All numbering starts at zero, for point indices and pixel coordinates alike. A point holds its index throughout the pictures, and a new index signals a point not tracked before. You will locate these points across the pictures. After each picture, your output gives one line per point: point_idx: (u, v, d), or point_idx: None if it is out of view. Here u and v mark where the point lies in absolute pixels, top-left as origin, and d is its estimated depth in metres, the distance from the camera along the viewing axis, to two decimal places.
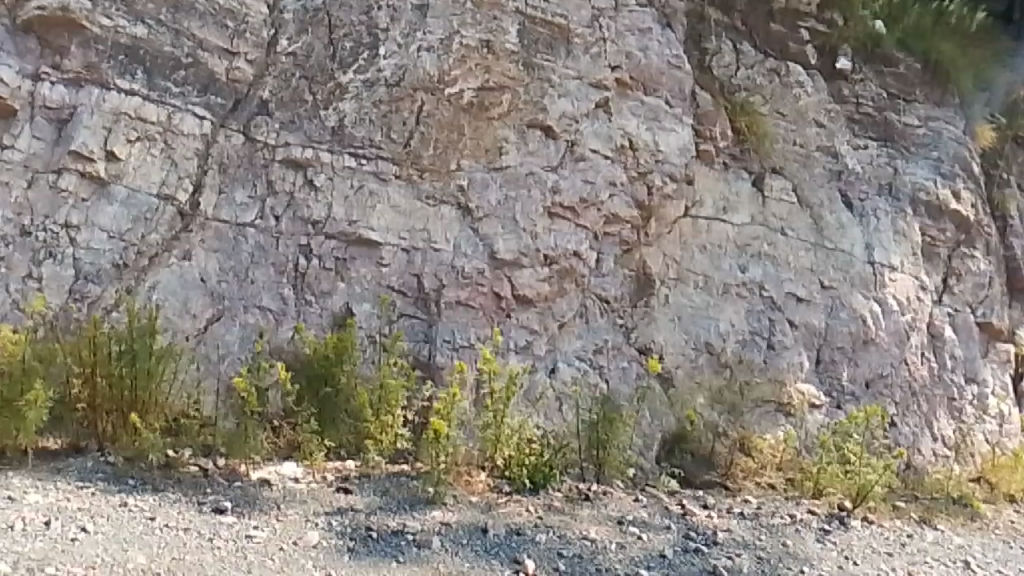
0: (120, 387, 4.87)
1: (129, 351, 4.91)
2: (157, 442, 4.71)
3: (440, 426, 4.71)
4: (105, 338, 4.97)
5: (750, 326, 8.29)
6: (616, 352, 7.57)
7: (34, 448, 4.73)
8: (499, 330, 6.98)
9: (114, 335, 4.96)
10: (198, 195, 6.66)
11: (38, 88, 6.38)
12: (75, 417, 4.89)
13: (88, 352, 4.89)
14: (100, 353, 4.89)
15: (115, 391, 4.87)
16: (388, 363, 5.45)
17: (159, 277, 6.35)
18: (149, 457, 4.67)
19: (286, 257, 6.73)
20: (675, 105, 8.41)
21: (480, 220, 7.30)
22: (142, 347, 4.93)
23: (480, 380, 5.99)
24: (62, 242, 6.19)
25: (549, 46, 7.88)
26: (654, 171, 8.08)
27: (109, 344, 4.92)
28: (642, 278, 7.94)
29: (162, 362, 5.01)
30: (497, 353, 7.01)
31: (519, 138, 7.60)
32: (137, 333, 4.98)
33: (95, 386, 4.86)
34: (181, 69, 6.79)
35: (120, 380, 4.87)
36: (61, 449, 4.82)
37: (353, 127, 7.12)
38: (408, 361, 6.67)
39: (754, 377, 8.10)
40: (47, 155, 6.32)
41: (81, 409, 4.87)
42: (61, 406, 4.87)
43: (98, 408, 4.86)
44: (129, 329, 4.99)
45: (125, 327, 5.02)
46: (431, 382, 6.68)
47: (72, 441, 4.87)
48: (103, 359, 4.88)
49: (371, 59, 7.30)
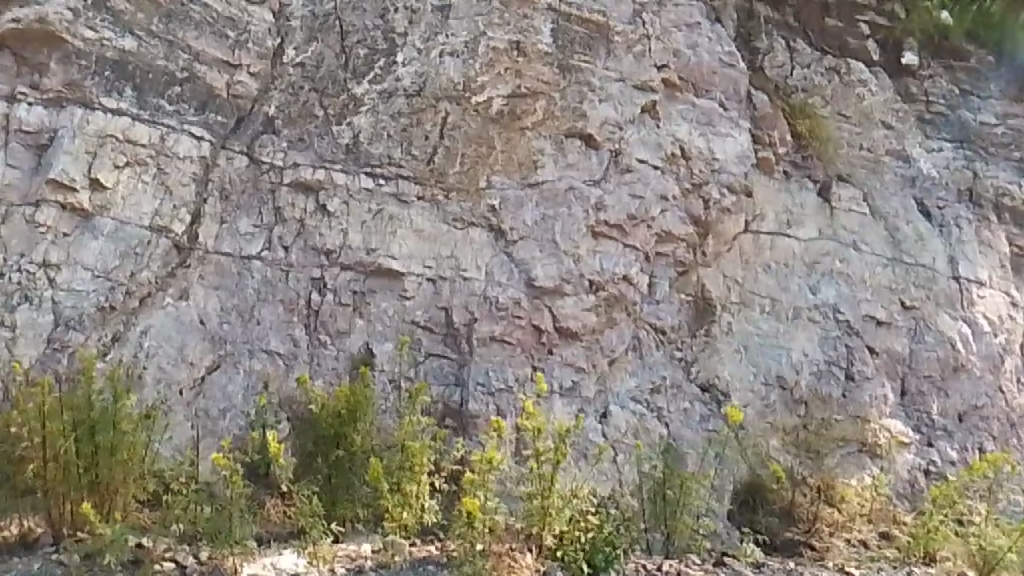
0: (77, 468, 4.05)
1: (86, 424, 4.06)
2: (117, 537, 3.84)
3: (473, 508, 3.94)
4: (56, 406, 4.12)
5: (825, 354, 7.29)
6: (675, 391, 6.60)
7: None
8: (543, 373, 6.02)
9: (67, 404, 4.12)
10: (197, 225, 5.88)
11: (13, 110, 5.64)
12: (29, 501, 4.13)
13: (34, 424, 4.06)
14: (50, 428, 4.06)
15: (71, 473, 4.05)
16: (409, 419, 4.60)
17: (151, 321, 5.54)
18: (106, 558, 3.81)
19: (296, 293, 5.91)
20: (730, 108, 7.49)
21: (515, 243, 6.42)
22: (102, 419, 4.09)
23: (522, 439, 5.34)
24: (40, 283, 5.35)
25: (587, 46, 7.00)
26: (710, 182, 7.16)
27: (60, 416, 4.08)
28: (701, 304, 7.01)
29: (130, 434, 4.17)
30: (540, 402, 6.05)
31: (556, 150, 6.72)
32: (95, 403, 4.14)
33: (46, 468, 4.05)
34: (176, 85, 6.03)
35: (76, 459, 4.04)
36: (11, 542, 4.13)
37: (370, 143, 6.31)
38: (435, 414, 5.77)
39: (832, 414, 7.06)
40: (24, 185, 5.55)
41: (32, 494, 4.12)
42: (11, 488, 4.11)
43: (52, 492, 4.07)
44: (85, 397, 4.14)
45: (81, 395, 4.18)
46: (461, 437, 5.76)
47: (23, 532, 4.16)
48: (54, 435, 4.06)
49: (388, 67, 6.51)
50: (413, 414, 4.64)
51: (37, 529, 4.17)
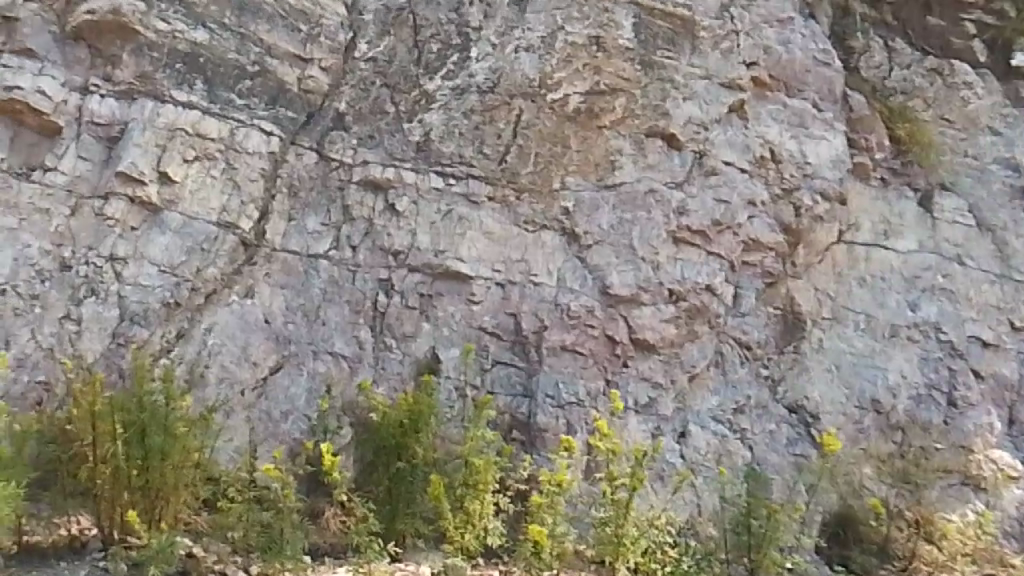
0: (125, 473, 3.87)
1: (135, 427, 3.87)
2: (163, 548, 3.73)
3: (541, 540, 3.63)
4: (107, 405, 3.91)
5: (925, 377, 6.73)
6: (760, 412, 6.19)
7: (22, 544, 3.96)
8: (619, 391, 5.59)
9: (118, 405, 3.92)
10: (264, 222, 5.72)
11: (86, 102, 5.58)
12: (77, 502, 4.02)
13: (82, 425, 3.92)
14: (100, 429, 3.88)
15: (120, 477, 3.89)
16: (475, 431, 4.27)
17: (216, 318, 5.36)
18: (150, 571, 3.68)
19: (362, 294, 5.69)
20: (824, 109, 7.00)
21: (590, 248, 6.06)
22: (153, 423, 3.90)
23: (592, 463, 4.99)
24: (106, 277, 5.25)
25: (671, 41, 6.60)
26: (801, 188, 6.69)
27: (110, 417, 3.88)
28: (790, 319, 6.62)
29: (182, 440, 3.96)
30: (613, 423, 5.66)
31: (636, 151, 6.34)
32: (147, 404, 3.94)
33: (94, 470, 3.89)
34: (247, 79, 5.90)
35: (124, 464, 3.86)
36: (60, 544, 4.01)
37: (441, 141, 6.06)
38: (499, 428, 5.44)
39: (932, 443, 6.47)
40: (95, 178, 5.48)
41: (80, 496, 4.00)
42: (60, 489, 4.01)
43: (101, 496, 3.92)
44: (136, 399, 3.94)
45: (134, 396, 3.97)
46: (531, 453, 5.40)
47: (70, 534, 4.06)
48: (104, 436, 3.88)
49: (461, 62, 6.25)
50: (479, 426, 4.33)
51: (88, 533, 4.08)
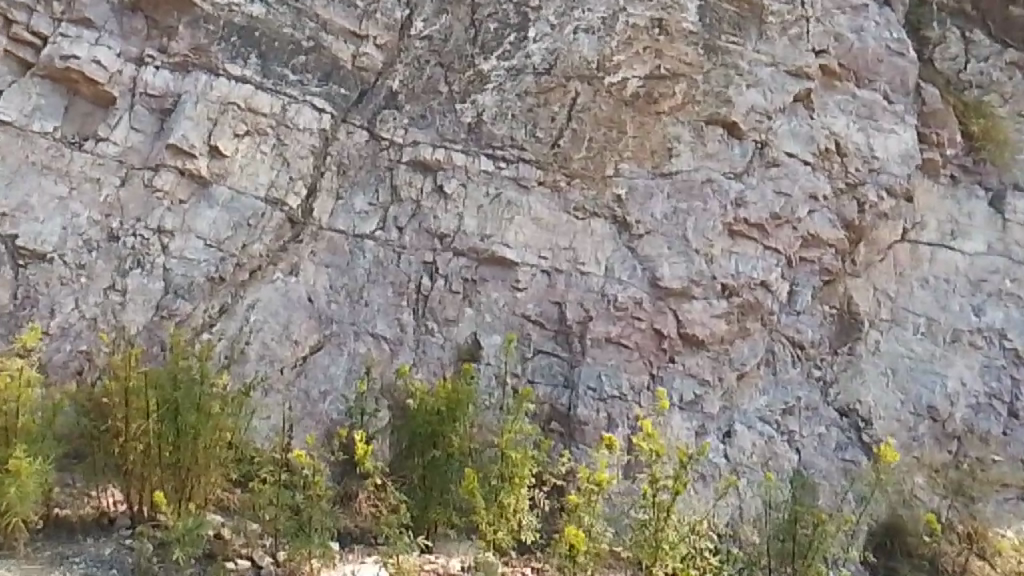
0: (156, 449, 3.90)
1: (168, 404, 3.89)
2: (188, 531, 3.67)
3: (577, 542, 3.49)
4: (141, 382, 3.93)
5: (986, 386, 6.42)
6: (810, 414, 5.96)
7: (53, 518, 3.99)
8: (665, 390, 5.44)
9: (152, 381, 3.94)
10: (312, 199, 5.68)
11: (141, 73, 5.59)
12: (107, 478, 4.04)
13: (115, 401, 3.92)
14: (134, 404, 3.91)
15: (151, 454, 3.92)
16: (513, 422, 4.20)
17: (259, 295, 5.35)
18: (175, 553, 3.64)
19: (407, 276, 5.63)
20: (895, 101, 6.68)
21: (641, 238, 5.88)
22: (185, 400, 3.90)
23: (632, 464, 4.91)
24: (153, 249, 5.27)
25: (736, 26, 6.36)
26: (867, 183, 6.42)
27: (144, 394, 3.91)
28: (846, 319, 6.38)
29: (215, 419, 3.95)
30: (659, 425, 5.49)
31: (694, 138, 6.13)
32: (181, 381, 3.94)
33: (125, 445, 3.92)
34: (301, 54, 5.85)
35: (155, 440, 3.89)
36: (87, 520, 4.06)
37: (493, 123, 5.94)
38: (538, 420, 5.34)
39: (990, 455, 6.21)
40: (146, 150, 5.49)
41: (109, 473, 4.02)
42: (90, 465, 4.03)
43: (130, 473, 3.96)
44: (170, 375, 3.96)
45: (167, 373, 3.98)
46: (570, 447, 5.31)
47: (99, 510, 4.10)
48: (137, 412, 3.91)
49: (518, 43, 6.09)
50: (517, 418, 4.24)
51: (117, 508, 4.11)
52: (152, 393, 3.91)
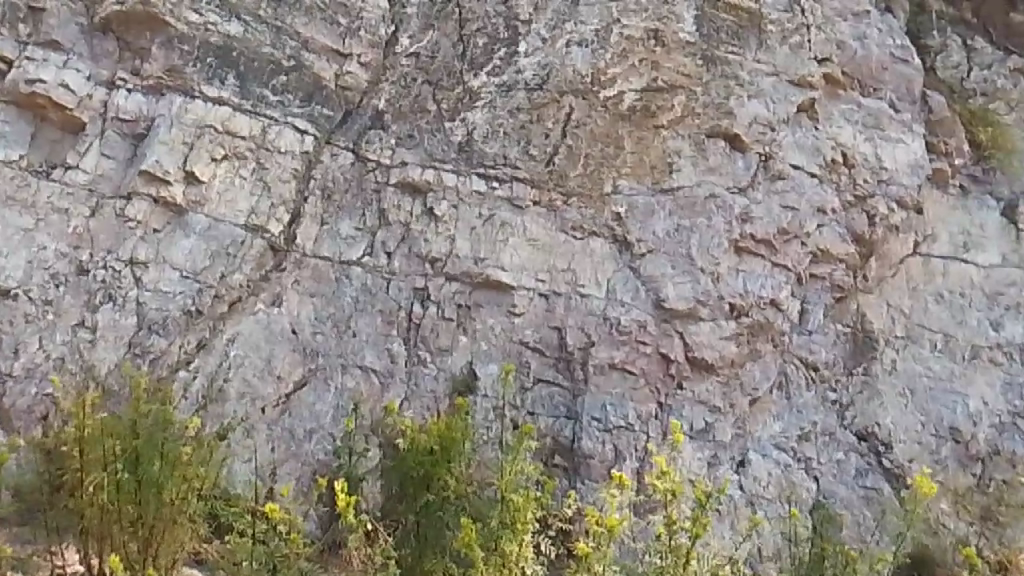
0: (115, 505, 3.55)
1: (128, 454, 3.55)
2: None
3: None
4: (96, 431, 3.58)
5: (1009, 405, 6.10)
6: (827, 439, 5.64)
7: None
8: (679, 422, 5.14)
9: (110, 429, 3.60)
10: (295, 225, 5.38)
11: (112, 97, 5.32)
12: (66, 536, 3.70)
13: (70, 452, 3.58)
14: (90, 455, 3.57)
15: (110, 510, 3.57)
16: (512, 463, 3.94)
17: (239, 329, 5.02)
18: None
19: (397, 304, 5.31)
20: (902, 109, 6.43)
21: (643, 257, 5.57)
22: (146, 448, 3.56)
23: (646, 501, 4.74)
24: (125, 283, 4.96)
25: (735, 35, 6.12)
26: (876, 195, 6.15)
27: (101, 444, 3.57)
28: (861, 337, 6.04)
29: (180, 469, 3.63)
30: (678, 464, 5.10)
31: (696, 151, 5.85)
32: (142, 428, 3.61)
33: (81, 502, 3.57)
34: (281, 74, 5.58)
35: (116, 495, 3.54)
36: None
37: (484, 141, 5.66)
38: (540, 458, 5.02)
39: (1016, 476, 5.85)
40: (118, 177, 5.20)
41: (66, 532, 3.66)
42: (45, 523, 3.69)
43: (88, 531, 3.59)
44: (130, 422, 3.63)
45: (127, 419, 3.65)
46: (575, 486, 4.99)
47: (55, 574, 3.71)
48: (94, 463, 3.57)
49: (509, 58, 5.83)
50: (518, 457, 3.94)
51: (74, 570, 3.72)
52: (109, 443, 3.58)
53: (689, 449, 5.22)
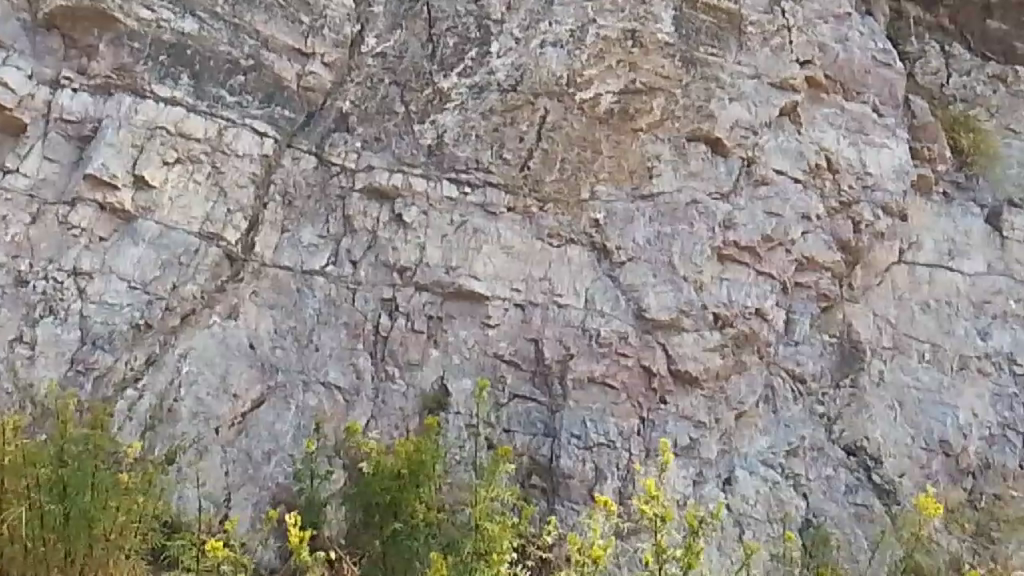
0: (39, 541, 3.30)
1: (53, 483, 3.32)
2: None
3: None
4: (24, 462, 3.42)
5: (999, 417, 5.85)
6: (816, 454, 5.35)
7: None
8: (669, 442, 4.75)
9: (36, 459, 3.42)
10: (253, 233, 5.07)
11: (56, 97, 4.99)
12: None
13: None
14: (12, 486, 3.39)
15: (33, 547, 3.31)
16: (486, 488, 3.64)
17: (192, 344, 4.69)
18: None
19: (363, 316, 5.00)
20: (885, 114, 6.26)
21: (622, 266, 5.32)
22: (75, 478, 3.35)
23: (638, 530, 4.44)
24: (68, 294, 4.61)
25: (715, 36, 5.90)
26: (861, 201, 5.96)
27: (27, 474, 3.39)
28: (848, 348, 5.82)
29: (113, 501, 3.42)
30: (666, 485, 4.81)
31: (676, 156, 5.62)
32: (70, 457, 3.43)
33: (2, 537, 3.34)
34: (239, 74, 5.27)
35: (38, 530, 3.30)
36: None
37: (455, 144, 5.37)
38: (517, 479, 4.71)
39: (1007, 489, 5.61)
40: (62, 182, 4.86)
41: None
42: None
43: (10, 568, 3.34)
44: (57, 450, 3.45)
45: (55, 448, 3.47)
46: (555, 510, 4.69)
47: None
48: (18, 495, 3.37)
49: (481, 58, 5.55)
50: (493, 482, 3.70)
51: None
52: (34, 474, 3.38)
53: (675, 470, 4.91)
